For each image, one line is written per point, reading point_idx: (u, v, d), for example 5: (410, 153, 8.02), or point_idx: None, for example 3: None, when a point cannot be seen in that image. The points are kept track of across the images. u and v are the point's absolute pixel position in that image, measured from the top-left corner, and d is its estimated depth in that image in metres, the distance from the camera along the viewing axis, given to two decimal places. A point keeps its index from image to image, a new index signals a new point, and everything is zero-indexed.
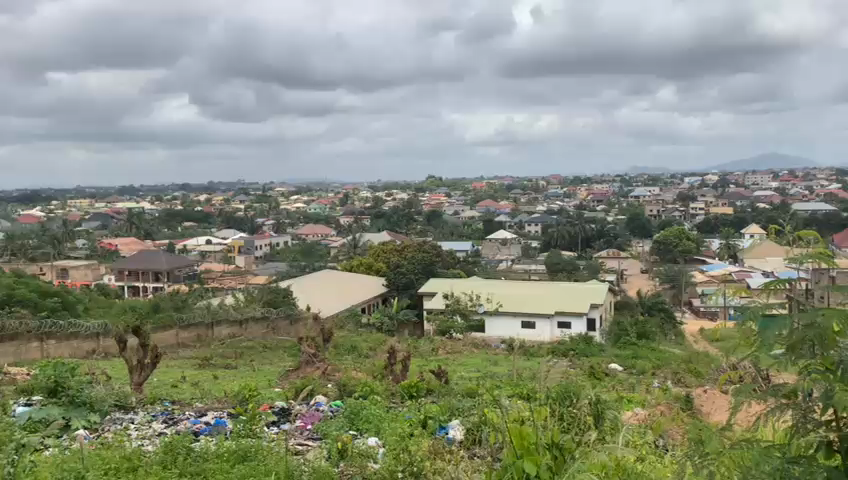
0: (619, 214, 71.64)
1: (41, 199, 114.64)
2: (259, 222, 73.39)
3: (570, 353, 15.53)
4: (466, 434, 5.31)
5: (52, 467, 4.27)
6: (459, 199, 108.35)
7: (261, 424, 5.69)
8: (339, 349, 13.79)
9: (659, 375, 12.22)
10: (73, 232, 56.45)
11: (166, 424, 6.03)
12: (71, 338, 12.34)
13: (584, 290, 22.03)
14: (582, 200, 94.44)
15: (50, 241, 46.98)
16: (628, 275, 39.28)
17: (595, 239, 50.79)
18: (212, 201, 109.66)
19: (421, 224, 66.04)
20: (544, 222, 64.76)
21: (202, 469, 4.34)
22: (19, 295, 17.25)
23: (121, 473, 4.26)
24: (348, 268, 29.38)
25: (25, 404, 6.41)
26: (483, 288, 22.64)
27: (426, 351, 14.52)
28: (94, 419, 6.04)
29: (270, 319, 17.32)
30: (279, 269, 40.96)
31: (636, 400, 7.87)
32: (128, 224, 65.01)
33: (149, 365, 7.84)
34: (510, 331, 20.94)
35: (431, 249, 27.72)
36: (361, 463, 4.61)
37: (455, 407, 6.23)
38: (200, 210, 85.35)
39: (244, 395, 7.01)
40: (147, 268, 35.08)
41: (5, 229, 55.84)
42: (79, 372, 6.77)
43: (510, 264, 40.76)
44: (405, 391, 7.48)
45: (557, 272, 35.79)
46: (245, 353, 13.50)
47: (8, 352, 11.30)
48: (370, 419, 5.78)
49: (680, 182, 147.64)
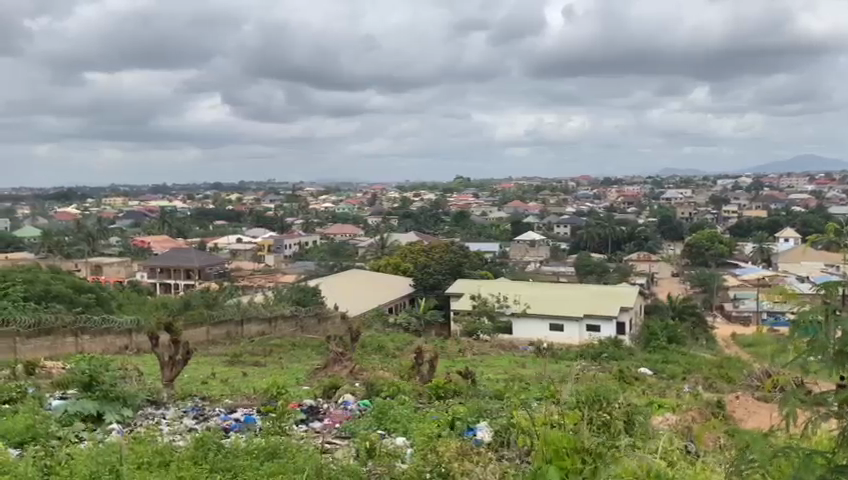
0: (649, 216, 70.92)
1: (78, 197, 117.07)
2: (289, 221, 74.17)
3: (598, 356, 15.45)
4: (494, 436, 5.28)
5: (86, 459, 4.34)
6: (487, 199, 108.38)
7: (289, 421, 5.72)
8: (367, 349, 13.84)
9: (690, 380, 12.06)
10: (108, 230, 57.61)
11: (197, 420, 6.11)
12: (105, 333, 12.60)
13: (613, 292, 21.89)
14: (612, 202, 93.73)
15: (86, 238, 48.02)
16: (658, 278, 38.87)
17: (624, 241, 50.41)
18: (245, 200, 110.94)
19: (449, 225, 66.09)
20: (573, 223, 64.41)
21: (232, 465, 4.38)
22: (55, 292, 17.61)
23: (152, 468, 4.32)
24: (375, 268, 29.48)
25: (60, 397, 6.58)
26: (511, 289, 22.58)
27: (453, 352, 14.52)
28: (126, 414, 6.12)
29: (298, 319, 17.47)
30: (308, 267, 41.37)
31: (667, 405, 7.80)
32: (161, 222, 66.12)
33: (180, 362, 7.93)
34: (538, 333, 20.84)
35: (460, 251, 27.76)
36: (388, 464, 4.62)
37: (483, 408, 6.22)
38: (231, 209, 86.60)
39: (273, 393, 7.07)
40: (179, 265, 35.65)
41: (42, 227, 57.16)
42: (113, 369, 6.88)
43: (538, 266, 40.54)
44: (432, 392, 7.51)
45: (586, 275, 35.55)
46: (273, 351, 13.60)
47: (43, 347, 11.50)
48: (398, 419, 5.77)
49: (712, 183, 145.74)
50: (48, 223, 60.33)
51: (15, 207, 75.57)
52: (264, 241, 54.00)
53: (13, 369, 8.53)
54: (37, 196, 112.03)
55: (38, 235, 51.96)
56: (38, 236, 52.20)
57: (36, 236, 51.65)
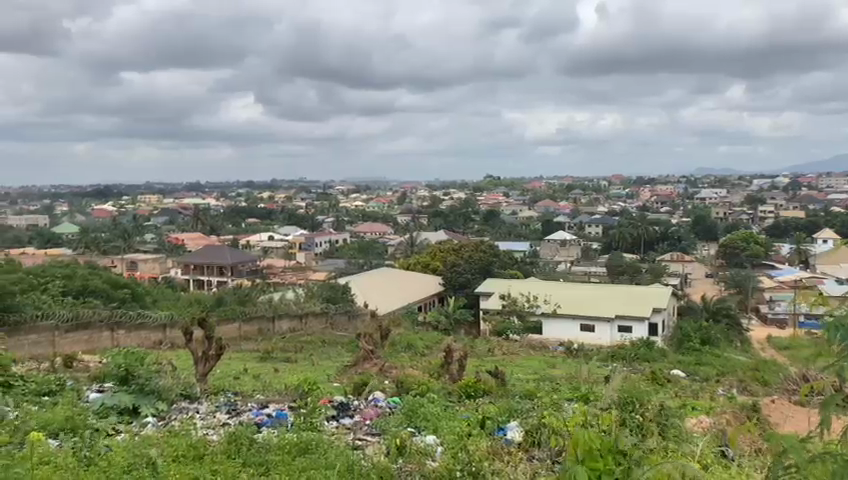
0: (683, 216, 70.00)
1: (114, 195, 119.60)
2: (320, 219, 74.80)
3: (630, 357, 15.28)
4: (525, 435, 5.25)
5: (124, 451, 4.42)
6: (518, 198, 107.94)
7: (320, 417, 5.77)
8: (396, 347, 13.89)
9: (725, 383, 11.90)
10: (143, 226, 58.70)
11: (230, 415, 6.19)
12: (140, 328, 12.83)
13: (646, 293, 21.64)
14: (645, 201, 92.66)
15: (121, 236, 48.92)
16: (692, 279, 38.30)
17: (657, 242, 49.76)
18: (277, 199, 111.95)
19: (479, 224, 65.94)
20: (605, 223, 63.82)
21: (264, 460, 4.45)
22: (93, 287, 17.97)
23: (187, 460, 4.40)
24: (405, 266, 29.52)
25: (97, 390, 6.74)
26: (542, 289, 22.46)
27: (482, 351, 14.51)
28: (161, 408, 6.21)
29: (329, 316, 17.59)
30: (339, 265, 41.66)
31: (701, 407, 7.70)
32: (195, 219, 67.15)
33: (213, 357, 8.00)
34: (569, 333, 20.69)
35: (489, 250, 27.70)
36: (419, 461, 4.64)
37: (514, 408, 6.18)
38: (263, 207, 87.51)
39: (304, 389, 7.12)
40: (212, 262, 36.15)
41: (80, 224, 58.38)
42: (148, 364, 6.99)
43: (569, 266, 40.24)
44: (462, 391, 7.52)
45: (618, 276, 35.16)
46: (304, 347, 13.74)
47: (80, 341, 11.73)
48: (428, 417, 5.77)
49: (748, 183, 143.02)
50: (86, 221, 61.69)
51: (54, 203, 77.45)
52: (295, 238, 54.47)
53: (52, 363, 8.71)
54: (75, 192, 114.57)
55: (76, 232, 53.18)
56: (76, 233, 53.41)
57: (74, 233, 52.87)
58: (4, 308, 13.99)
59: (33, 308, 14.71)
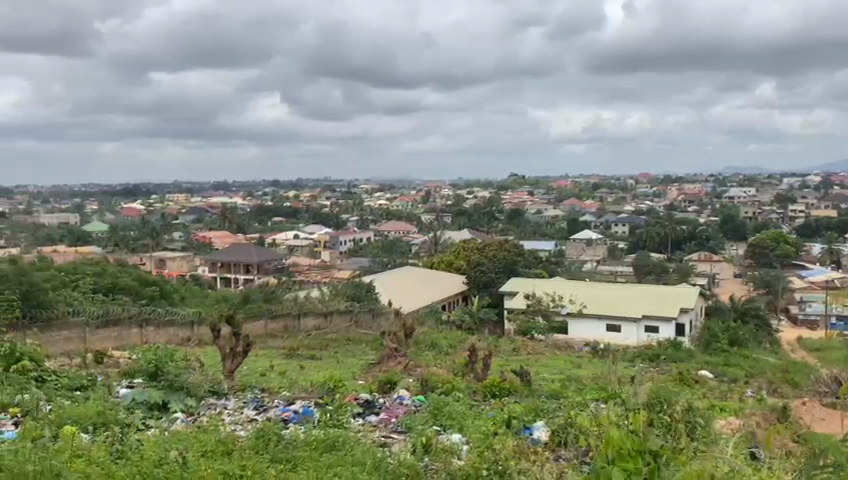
0: (712, 215, 69.01)
1: (143, 194, 121.51)
2: (345, 218, 75.10)
3: (658, 358, 15.12)
4: (551, 435, 5.23)
5: (154, 446, 4.48)
6: (543, 197, 107.26)
7: (347, 415, 5.81)
8: (420, 345, 13.92)
9: (754, 384, 11.73)
10: (171, 225, 59.51)
11: (258, 411, 6.25)
12: (168, 325, 13.02)
13: (674, 292, 21.42)
14: (672, 201, 91.48)
15: (150, 234, 49.64)
16: (720, 279, 37.72)
17: (684, 241, 49.10)
18: (302, 198, 112.62)
19: (504, 223, 65.69)
20: (631, 222, 63.18)
21: (292, 456, 4.49)
22: (123, 285, 18.27)
23: (216, 455, 4.45)
24: (429, 265, 29.53)
25: (128, 386, 6.86)
26: (567, 288, 22.33)
27: (507, 351, 14.48)
28: (190, 404, 6.29)
29: (353, 314, 17.68)
30: (363, 264, 41.82)
31: (730, 409, 7.60)
32: (222, 218, 67.87)
33: (240, 354, 8.08)
34: (594, 333, 20.56)
35: (514, 249, 27.60)
36: (446, 460, 4.65)
37: (540, 408, 6.15)
38: (289, 206, 88.10)
39: (330, 387, 7.16)
40: (239, 260, 36.56)
41: (109, 222, 59.35)
42: (177, 360, 7.09)
43: (595, 265, 39.90)
44: (487, 390, 7.51)
45: (644, 276, 34.77)
46: (329, 345, 13.82)
47: (110, 337, 11.93)
48: (454, 416, 5.77)
49: (778, 182, 140.10)
50: (116, 219, 62.67)
51: (85, 202, 78.85)
52: (320, 237, 54.83)
53: (83, 358, 8.89)
54: (105, 191, 116.51)
55: (106, 230, 54.10)
56: (106, 231, 54.33)
57: (104, 232, 53.80)
58: (37, 304, 14.31)
59: (65, 304, 15.03)
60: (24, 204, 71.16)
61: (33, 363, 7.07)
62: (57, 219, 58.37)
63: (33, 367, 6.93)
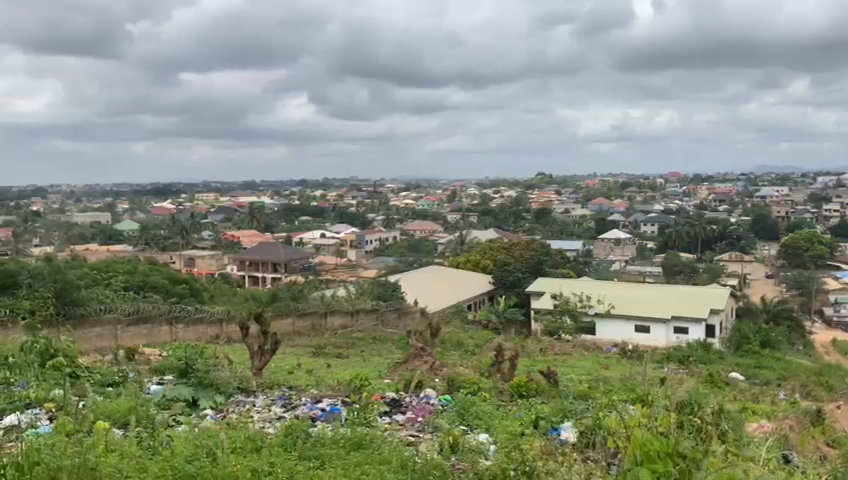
0: (743, 214, 67.79)
1: (173, 193, 123.11)
2: (371, 217, 75.28)
3: (687, 360, 14.92)
4: (579, 436, 5.19)
5: (183, 442, 4.51)
6: (571, 196, 106.44)
7: (373, 413, 5.82)
8: (446, 345, 13.90)
9: (787, 387, 11.51)
10: (200, 224, 60.27)
11: (285, 409, 6.29)
12: (198, 323, 13.19)
13: (704, 293, 21.12)
14: (703, 200, 90.09)
15: (180, 233, 50.27)
16: (752, 279, 37.11)
17: (715, 241, 48.35)
18: (328, 197, 113.05)
19: (531, 222, 65.30)
20: (661, 222, 62.40)
21: (320, 453, 4.52)
22: (154, 283, 18.56)
23: (245, 452, 4.49)
24: (455, 264, 29.50)
25: (158, 382, 6.95)
26: (594, 288, 22.14)
27: (534, 351, 14.40)
28: (218, 400, 6.37)
29: (379, 313, 17.72)
30: (390, 263, 41.93)
31: (763, 412, 7.44)
32: (250, 218, 68.46)
33: (268, 352, 8.16)
34: (622, 334, 20.37)
35: (541, 249, 27.44)
36: (473, 459, 4.64)
37: (568, 408, 6.10)
38: (315, 206, 88.54)
39: (357, 384, 7.19)
40: (267, 259, 36.89)
41: (140, 221, 60.20)
42: (207, 357, 7.17)
43: (623, 265, 39.52)
44: (514, 390, 7.47)
45: (674, 276, 34.34)
46: (356, 343, 13.89)
47: (141, 334, 12.11)
48: (480, 416, 5.75)
49: (812, 182, 136.99)
50: (147, 218, 63.54)
51: (116, 202, 80.16)
52: (346, 236, 55.07)
53: (115, 354, 9.04)
54: (136, 190, 118.24)
55: (137, 229, 54.97)
56: (137, 229, 55.21)
57: (135, 230, 54.70)
58: (71, 301, 14.61)
59: (98, 301, 15.31)
60: (58, 203, 72.59)
61: (67, 359, 7.20)
62: (89, 218, 59.46)
63: (68, 364, 7.07)
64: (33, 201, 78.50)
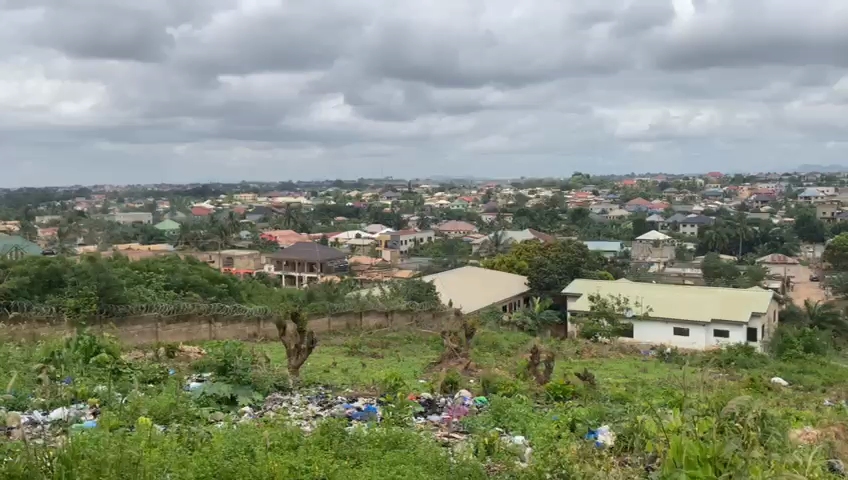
0: (787, 216, 66.15)
1: (212, 193, 125.03)
2: (406, 218, 75.42)
3: (728, 364, 14.62)
4: (617, 439, 5.12)
5: (220, 439, 4.57)
6: (609, 196, 105.13)
7: (409, 413, 5.83)
8: (481, 346, 13.87)
9: (831, 393, 11.19)
10: (239, 224, 61.23)
11: (322, 407, 6.36)
12: (236, 322, 13.37)
13: (745, 295, 20.69)
14: (745, 201, 88.22)
15: (219, 232, 51.07)
16: (795, 282, 36.31)
17: (757, 243, 47.29)
18: (364, 198, 113.68)
19: (567, 223, 64.75)
20: (701, 223, 61.27)
21: (355, 453, 4.55)
22: (194, 282, 18.90)
23: (283, 449, 4.53)
24: (490, 265, 29.39)
25: (198, 380, 7.06)
26: (632, 290, 21.85)
27: (570, 353, 14.26)
28: (257, 398, 6.46)
29: (415, 313, 17.74)
30: (423, 263, 42.00)
31: (806, 418, 7.26)
32: (286, 218, 69.18)
33: (304, 350, 8.24)
34: (660, 337, 20.07)
35: (577, 249, 27.17)
36: (508, 461, 4.62)
37: (605, 411, 6.02)
38: (351, 206, 89.05)
39: (391, 384, 7.21)
40: (303, 259, 37.29)
41: (180, 221, 61.27)
42: (244, 355, 7.26)
43: (661, 267, 38.97)
44: (550, 393, 7.42)
45: (714, 278, 33.71)
46: (390, 343, 13.96)
47: (181, 332, 12.31)
48: (517, 418, 5.71)
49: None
50: (187, 218, 64.67)
51: (158, 202, 82.02)
52: (382, 236, 55.36)
53: (156, 352, 9.22)
54: (176, 190, 120.49)
55: (178, 229, 56.10)
56: (177, 229, 56.36)
57: (175, 229, 55.72)
58: (114, 299, 14.94)
59: (139, 299, 15.65)
60: (102, 203, 74.45)
61: (110, 355, 7.37)
62: (132, 218, 60.87)
63: (110, 360, 7.24)
64: (78, 201, 80.76)
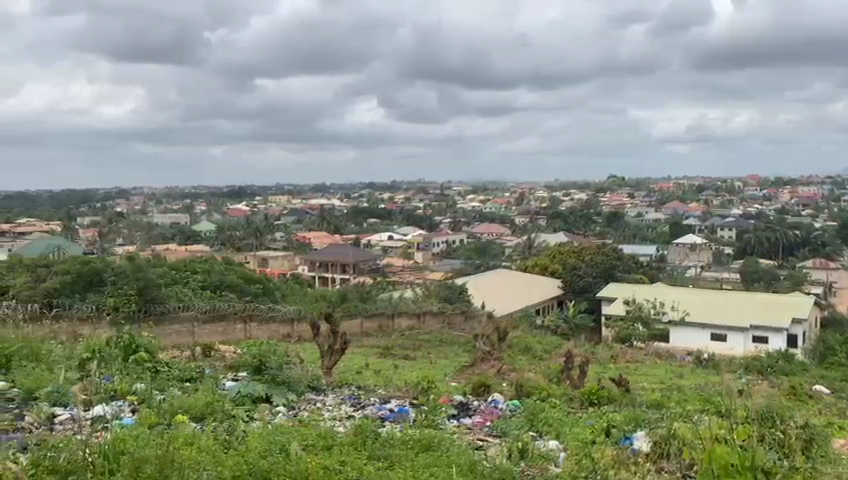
0: (830, 220, 64.41)
1: (248, 195, 126.90)
2: (439, 220, 75.50)
3: (767, 370, 14.31)
4: (653, 445, 5.04)
5: (258, 439, 4.60)
6: (644, 199, 103.83)
7: (442, 416, 5.83)
8: (514, 349, 13.79)
9: None
10: (273, 224, 62.07)
11: (355, 408, 6.39)
12: (271, 322, 13.48)
13: (786, 301, 20.24)
14: (786, 204, 86.14)
15: (254, 233, 51.81)
16: (838, 287, 35.38)
17: (798, 247, 46.16)
18: (397, 200, 114.33)
19: (602, 226, 64.07)
20: (739, 226, 60.05)
21: (389, 453, 4.57)
22: (229, 281, 19.17)
23: (317, 450, 4.57)
24: (523, 268, 29.25)
25: (233, 378, 7.18)
26: (669, 295, 21.52)
27: (604, 358, 14.10)
28: (292, 398, 6.53)
29: (447, 316, 17.74)
30: (456, 265, 41.93)
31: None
32: (320, 220, 69.78)
33: (338, 351, 8.24)
34: (698, 343, 19.74)
35: (612, 253, 26.83)
36: (543, 466, 4.60)
37: (641, 417, 5.92)
38: (384, 208, 89.39)
39: (423, 386, 7.19)
40: (336, 260, 37.58)
41: (217, 222, 62.27)
42: (280, 356, 7.35)
43: (698, 271, 38.34)
44: (584, 397, 7.34)
45: (753, 283, 33.01)
46: (422, 345, 13.97)
47: (217, 332, 12.44)
48: (551, 422, 5.67)
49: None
50: (222, 219, 65.60)
51: (195, 204, 83.66)
52: (414, 238, 55.47)
53: (193, 352, 9.37)
54: (213, 192, 122.57)
55: (214, 230, 57.15)
56: (214, 229, 57.32)
57: (211, 230, 56.63)
58: (152, 299, 15.20)
59: (176, 299, 15.94)
60: (142, 204, 76.24)
61: (148, 353, 7.52)
62: (170, 219, 62.17)
63: (149, 359, 7.39)
64: (119, 202, 82.79)
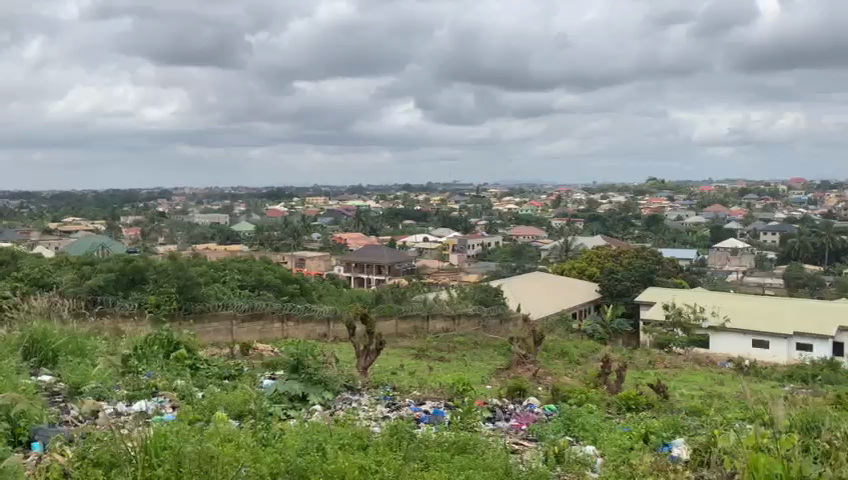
0: None
1: (286, 197, 128.45)
2: (475, 222, 75.39)
3: (811, 378, 13.96)
4: (693, 453, 4.97)
5: (296, 437, 4.66)
6: (684, 202, 102.27)
7: (477, 419, 5.82)
8: (549, 353, 13.70)
9: None
10: (310, 225, 62.65)
11: (389, 408, 6.42)
12: (308, 321, 13.59)
13: (830, 307, 19.71)
14: (832, 209, 83.98)
15: (292, 234, 52.44)
16: None
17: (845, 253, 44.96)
18: (432, 201, 114.37)
19: (640, 229, 63.25)
20: (783, 231, 58.69)
21: (422, 455, 4.55)
22: (267, 281, 19.43)
23: (352, 448, 4.59)
24: (559, 272, 28.93)
25: (270, 377, 7.25)
26: (708, 300, 21.08)
27: (642, 363, 13.92)
28: (327, 397, 6.59)
29: (482, 318, 17.71)
30: (492, 268, 41.77)
31: None
32: (356, 221, 70.24)
33: (373, 351, 8.26)
34: (739, 349, 19.29)
35: (651, 256, 26.46)
36: (579, 471, 4.56)
37: (681, 424, 5.83)
38: (420, 210, 89.43)
39: (458, 388, 7.19)
40: (372, 261, 37.77)
41: (255, 223, 63.06)
42: (317, 355, 7.41)
43: (739, 276, 37.44)
44: (622, 402, 7.24)
45: (797, 289, 32.25)
46: (457, 347, 13.97)
47: (254, 330, 12.62)
48: (587, 427, 5.61)
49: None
50: (260, 220, 66.52)
51: (233, 204, 84.82)
52: (449, 240, 55.47)
53: (231, 349, 9.53)
54: (252, 193, 124.39)
55: (252, 230, 57.98)
56: (252, 229, 58.10)
57: (250, 231, 57.35)
58: (192, 298, 15.48)
59: (216, 298, 16.20)
60: (183, 205, 77.70)
61: (187, 351, 7.66)
62: (209, 219, 63.16)
63: (188, 356, 7.52)
64: (163, 202, 84.62)
